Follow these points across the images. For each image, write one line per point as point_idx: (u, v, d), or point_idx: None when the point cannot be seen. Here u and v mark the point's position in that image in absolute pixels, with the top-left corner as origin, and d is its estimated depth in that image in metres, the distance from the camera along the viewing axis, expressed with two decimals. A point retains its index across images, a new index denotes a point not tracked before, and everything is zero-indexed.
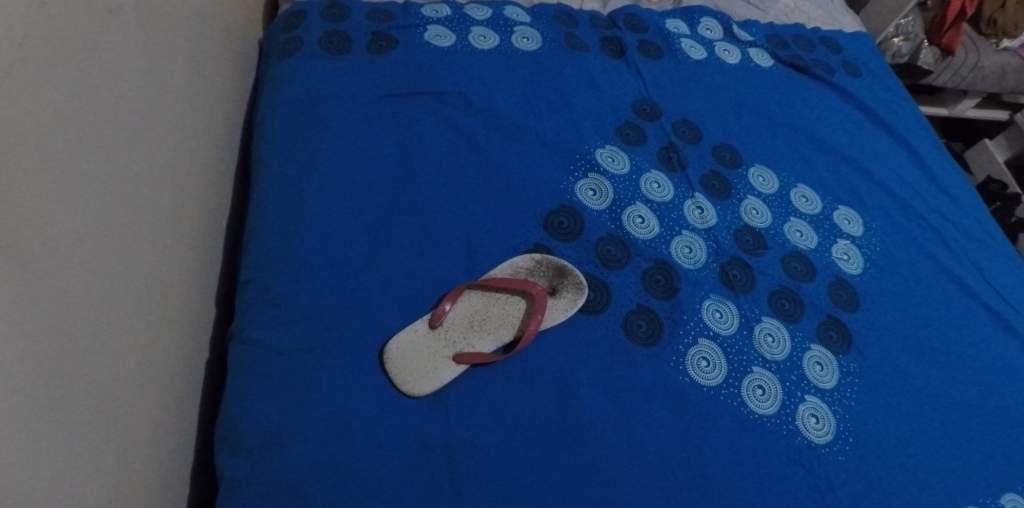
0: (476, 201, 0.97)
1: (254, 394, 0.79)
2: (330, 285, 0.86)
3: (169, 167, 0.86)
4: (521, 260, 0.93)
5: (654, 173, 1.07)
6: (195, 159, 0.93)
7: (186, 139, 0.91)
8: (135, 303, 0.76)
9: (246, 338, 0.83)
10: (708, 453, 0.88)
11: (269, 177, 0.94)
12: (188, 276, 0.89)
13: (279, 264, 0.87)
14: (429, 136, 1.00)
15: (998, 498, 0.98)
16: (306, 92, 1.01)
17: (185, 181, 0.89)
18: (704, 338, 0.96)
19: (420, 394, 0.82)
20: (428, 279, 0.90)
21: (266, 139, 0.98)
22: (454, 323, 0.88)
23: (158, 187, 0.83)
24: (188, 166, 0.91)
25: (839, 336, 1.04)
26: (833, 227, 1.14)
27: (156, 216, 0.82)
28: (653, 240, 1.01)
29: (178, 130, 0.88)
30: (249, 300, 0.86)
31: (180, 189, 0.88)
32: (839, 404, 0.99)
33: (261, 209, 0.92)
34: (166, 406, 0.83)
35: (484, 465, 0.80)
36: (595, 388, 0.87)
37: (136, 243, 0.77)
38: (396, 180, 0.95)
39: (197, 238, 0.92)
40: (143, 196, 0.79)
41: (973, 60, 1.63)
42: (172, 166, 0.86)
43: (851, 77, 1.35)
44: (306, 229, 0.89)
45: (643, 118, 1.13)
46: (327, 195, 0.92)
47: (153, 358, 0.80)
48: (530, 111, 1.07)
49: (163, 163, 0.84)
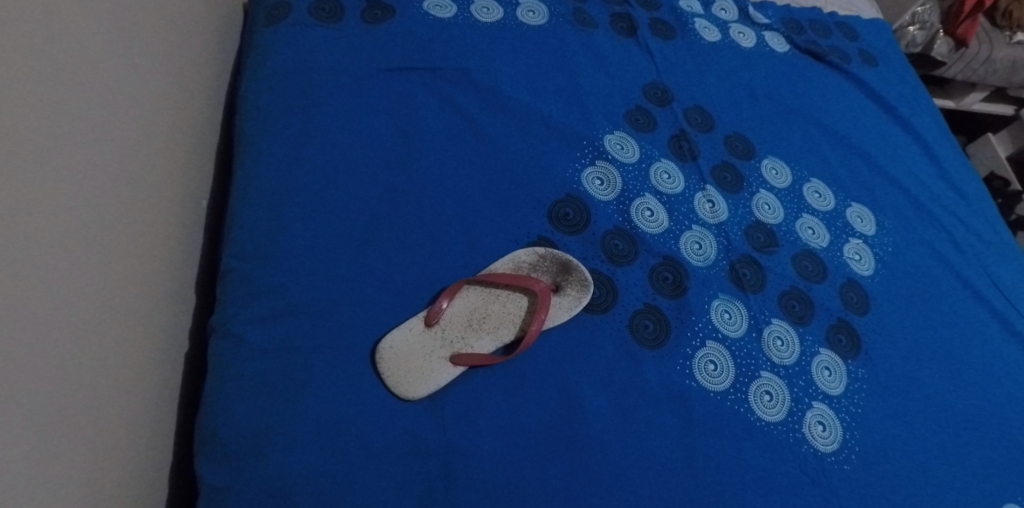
0: (477, 189, 0.90)
1: (237, 394, 0.73)
2: (318, 277, 0.79)
3: (143, 144, 0.78)
4: (523, 254, 0.87)
5: (664, 163, 1.01)
6: (172, 134, 0.85)
7: (162, 112, 0.83)
8: (105, 295, 0.69)
9: (226, 332, 0.76)
10: (713, 462, 0.84)
11: (254, 155, 0.86)
12: (164, 261, 0.82)
13: (264, 252, 0.80)
14: (427, 115, 0.93)
15: None
16: (294, 63, 0.93)
17: (160, 158, 0.82)
18: (712, 341, 0.91)
19: (414, 398, 0.76)
20: (424, 272, 0.83)
21: (250, 114, 0.90)
22: (452, 321, 0.82)
23: (130, 165, 0.75)
24: (164, 141, 0.83)
25: (849, 340, 1.00)
26: (845, 225, 1.10)
27: (128, 198, 0.74)
28: (662, 235, 0.95)
29: (153, 103, 0.80)
30: (231, 290, 0.79)
31: (155, 166, 0.80)
32: (846, 412, 0.95)
33: (244, 191, 0.85)
34: (140, 402, 0.76)
35: (480, 474, 0.74)
36: (598, 392, 0.83)
37: (106, 227, 0.70)
38: (391, 162, 0.88)
39: (174, 219, 0.85)
40: (113, 176, 0.71)
41: (986, 53, 1.57)
42: (147, 142, 0.79)
43: (867, 66, 1.29)
44: (294, 214, 0.82)
45: (653, 103, 1.07)
46: (317, 178, 0.85)
47: (126, 353, 0.73)
48: (535, 91, 1.00)
49: (136, 139, 0.76)
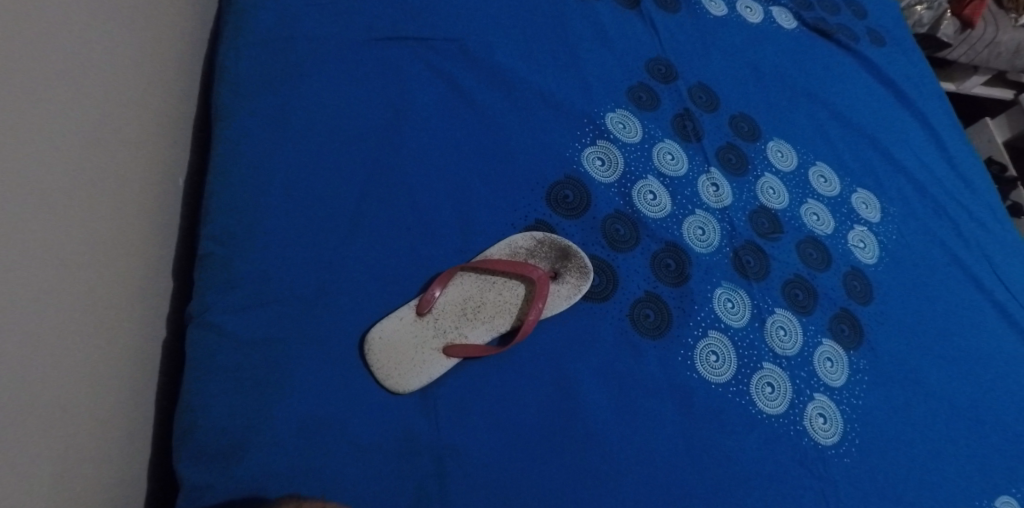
0: (472, 168, 0.85)
1: (217, 387, 0.68)
2: (303, 262, 0.74)
3: (111, 116, 0.71)
4: (520, 239, 0.82)
5: (668, 144, 0.97)
6: (144, 104, 0.79)
7: (132, 81, 0.76)
8: (71, 280, 0.63)
9: (204, 320, 0.71)
10: (715, 456, 0.81)
11: (234, 129, 0.80)
12: (137, 242, 0.76)
13: (245, 234, 0.75)
14: (418, 89, 0.88)
15: (993, 500, 0.95)
16: (276, 30, 0.87)
17: (131, 131, 0.75)
18: (714, 331, 0.87)
19: (405, 392, 0.72)
20: (416, 258, 0.79)
21: (228, 85, 0.84)
22: (445, 310, 0.78)
23: (98, 139, 0.69)
24: (135, 111, 0.76)
25: (852, 330, 0.97)
26: (850, 212, 1.06)
27: (95, 175, 0.68)
28: (664, 219, 0.91)
29: (121, 71, 0.74)
30: (208, 275, 0.74)
31: (126, 141, 0.74)
32: (847, 404, 0.92)
33: (222, 167, 0.79)
34: (114, 395, 0.71)
35: (474, 470, 0.71)
36: (596, 384, 0.79)
37: (70, 206, 0.64)
38: (381, 140, 0.83)
39: (148, 197, 0.79)
40: (78, 149, 0.65)
41: (991, 35, 1.54)
42: (115, 114, 0.72)
43: (874, 45, 1.25)
44: (278, 194, 0.77)
45: (657, 79, 1.02)
46: (301, 154, 0.79)
47: (96, 343, 0.67)
48: (533, 66, 0.95)
49: (103, 111, 0.70)
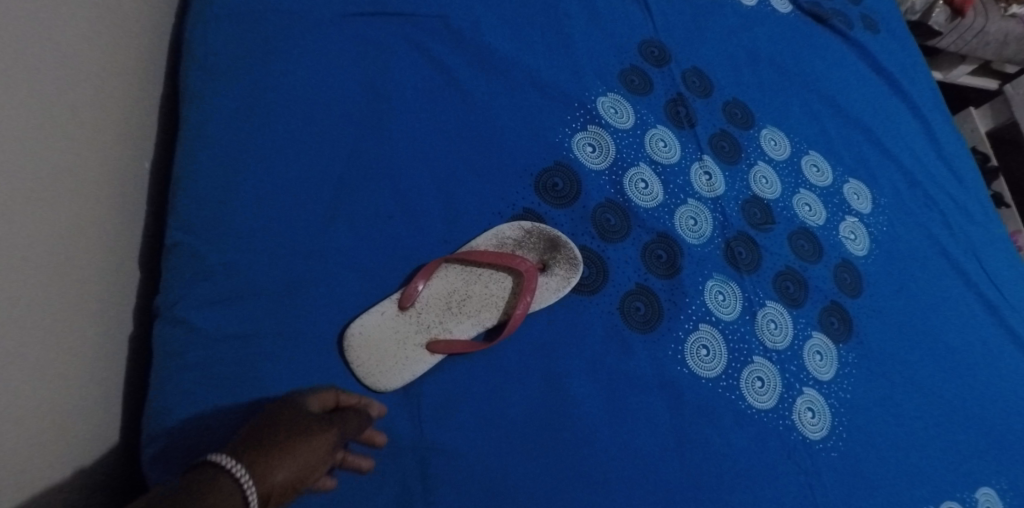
0: (458, 154, 0.81)
1: (188, 385, 0.64)
2: (278, 253, 0.70)
3: (72, 91, 0.66)
4: (507, 229, 0.78)
5: (660, 130, 0.93)
6: (110, 79, 0.73)
7: (94, 54, 0.71)
8: (31, 269, 0.59)
9: (172, 316, 0.67)
10: (704, 452, 0.79)
11: (205, 108, 0.75)
12: (104, 229, 0.71)
13: (218, 221, 0.70)
14: (401, 67, 0.83)
15: (973, 492, 0.95)
16: (249, 2, 0.81)
17: (94, 109, 0.70)
18: (705, 324, 0.85)
19: (387, 390, 0.69)
20: (398, 249, 0.75)
21: (197, 61, 0.78)
22: (428, 304, 0.74)
23: (57, 116, 0.64)
24: (99, 87, 0.71)
25: (841, 323, 0.96)
26: (842, 202, 1.04)
27: (55, 155, 0.63)
28: (655, 209, 0.88)
29: (83, 43, 0.68)
30: (176, 266, 0.69)
31: (89, 119, 0.69)
32: (835, 397, 0.91)
33: (191, 150, 0.73)
34: (81, 393, 0.66)
35: (458, 470, 0.68)
36: (584, 379, 0.77)
37: (29, 188, 0.59)
38: (362, 122, 0.79)
39: (115, 181, 0.74)
40: (36, 130, 0.60)
41: (980, 24, 1.51)
42: (77, 89, 0.67)
43: (869, 32, 1.22)
44: (253, 179, 0.73)
45: (650, 62, 0.98)
46: (277, 138, 0.75)
47: (60, 337, 0.63)
48: (522, 46, 0.90)
49: (63, 86, 0.65)
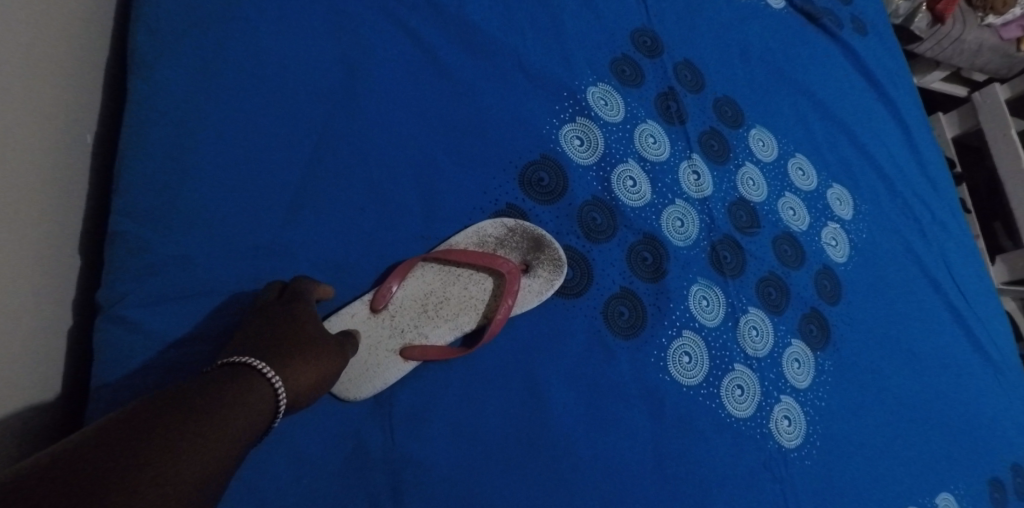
0: (439, 143, 0.76)
1: (132, 392, 0.59)
2: (240, 249, 0.65)
3: (29, 54, 0.58)
4: (489, 226, 0.73)
5: (650, 125, 0.89)
6: (67, 42, 0.64)
7: (51, 12, 0.61)
8: None
9: (114, 313, 0.60)
10: (682, 460, 0.77)
11: (158, 79, 0.66)
12: (64, 216, 0.63)
13: (170, 209, 0.63)
14: (381, 42, 0.76)
15: (935, 497, 0.95)
16: None
17: (53, 76, 0.62)
18: (688, 331, 0.82)
19: (357, 399, 0.65)
20: (371, 245, 0.70)
21: (139, 18, 0.68)
22: (403, 306, 0.69)
23: (15, 82, 0.56)
24: (55, 50, 0.62)
25: (819, 330, 0.94)
26: (825, 208, 1.02)
27: (6, 130, 0.54)
28: (643, 209, 0.84)
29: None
30: (118, 258, 0.62)
31: (45, 87, 0.60)
32: (811, 406, 0.89)
33: (136, 125, 0.65)
34: (35, 403, 0.58)
35: (428, 480, 0.64)
36: (563, 385, 0.73)
37: None
38: (334, 102, 0.72)
39: (77, 159, 0.66)
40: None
41: (959, 33, 1.48)
42: (38, 54, 0.59)
43: (857, 34, 1.20)
44: (214, 163, 0.66)
45: (642, 52, 0.93)
46: (240, 116, 0.68)
47: (21, 334, 0.56)
48: (511, 27, 0.85)
49: (15, 48, 0.56)
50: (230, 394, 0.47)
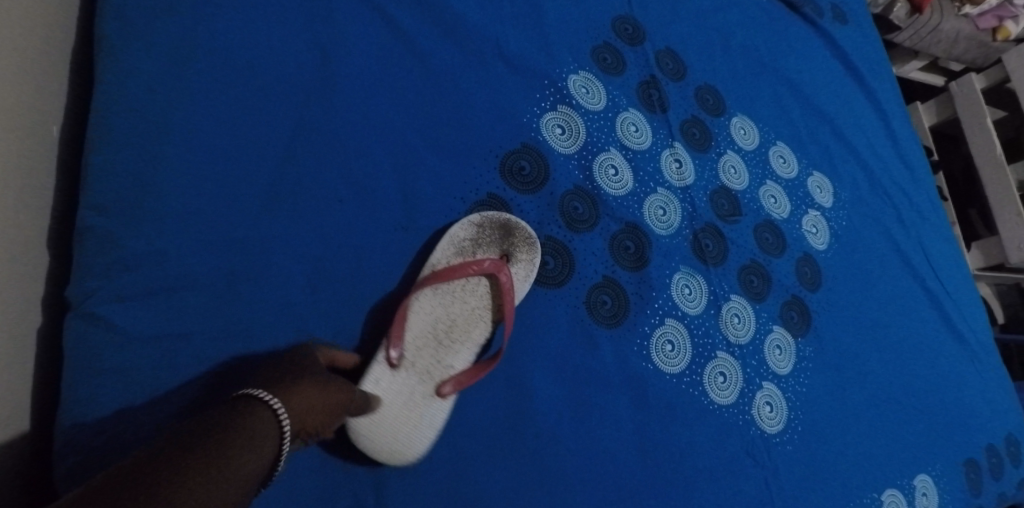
0: (419, 132, 0.75)
1: (105, 388, 0.58)
2: (215, 241, 0.64)
3: None
4: (459, 230, 0.71)
5: (632, 113, 0.89)
6: (31, 32, 0.63)
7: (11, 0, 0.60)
8: None
9: (84, 310, 0.59)
10: (665, 447, 0.77)
11: (125, 68, 0.65)
12: (31, 207, 0.62)
13: (140, 204, 0.62)
14: (359, 30, 0.75)
15: (913, 480, 0.96)
16: None
17: (19, 66, 0.60)
18: (671, 319, 0.82)
19: (419, 454, 0.64)
20: (351, 236, 0.69)
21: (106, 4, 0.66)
22: (417, 348, 0.67)
23: None
24: (16, 40, 0.60)
25: (800, 317, 0.94)
26: (805, 195, 1.03)
27: None
28: (625, 197, 0.84)
29: None
30: (87, 254, 0.61)
31: (9, 76, 0.59)
32: (792, 391, 0.90)
33: (102, 116, 0.63)
34: (5, 401, 0.57)
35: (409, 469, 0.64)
36: (546, 374, 0.73)
37: None
38: (311, 91, 0.71)
39: (45, 150, 0.64)
40: None
41: (936, 21, 1.48)
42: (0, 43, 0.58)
43: (836, 23, 1.20)
44: (186, 156, 0.64)
45: (623, 40, 0.93)
46: (214, 106, 0.67)
47: None
48: (491, 14, 0.84)
49: None
50: (238, 435, 0.46)
